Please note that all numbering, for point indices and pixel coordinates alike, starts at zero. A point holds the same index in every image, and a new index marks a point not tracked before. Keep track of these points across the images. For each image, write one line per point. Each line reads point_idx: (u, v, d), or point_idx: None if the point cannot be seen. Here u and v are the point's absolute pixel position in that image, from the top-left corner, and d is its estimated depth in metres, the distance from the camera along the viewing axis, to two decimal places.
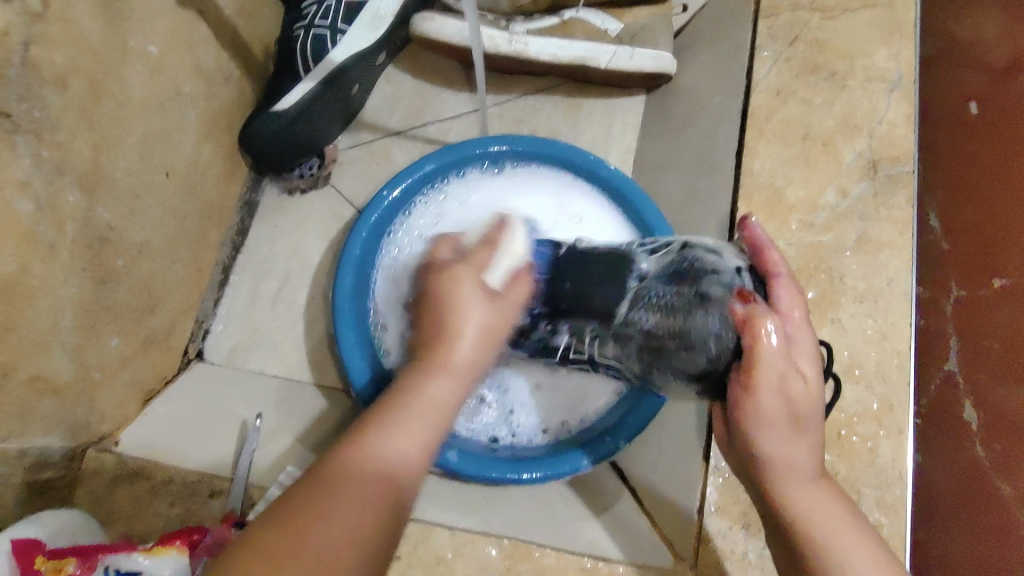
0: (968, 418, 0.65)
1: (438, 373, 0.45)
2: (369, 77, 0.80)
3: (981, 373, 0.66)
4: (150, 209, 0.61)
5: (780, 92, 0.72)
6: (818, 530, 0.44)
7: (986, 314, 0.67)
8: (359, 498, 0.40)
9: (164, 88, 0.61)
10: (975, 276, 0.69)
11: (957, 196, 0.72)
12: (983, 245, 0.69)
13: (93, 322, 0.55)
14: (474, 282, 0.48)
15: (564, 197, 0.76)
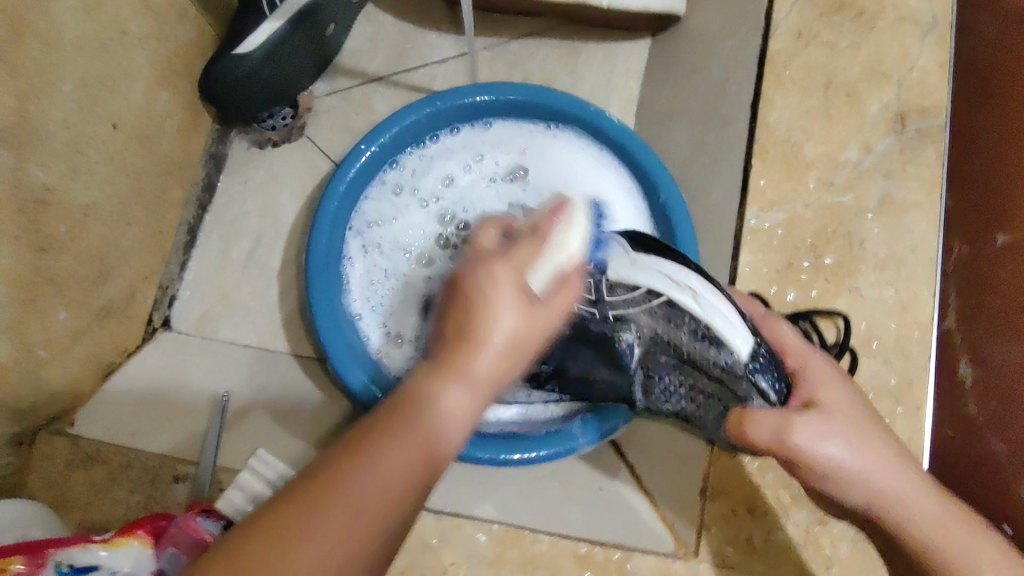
0: (962, 377, 0.56)
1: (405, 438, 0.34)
2: (346, 16, 0.72)
3: (982, 329, 0.55)
4: (95, 166, 0.55)
5: (800, 35, 0.65)
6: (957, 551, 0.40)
7: (992, 270, 0.55)
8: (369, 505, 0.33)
9: (105, 27, 0.54)
10: (982, 228, 0.57)
11: (970, 146, 0.60)
12: (998, 200, 0.56)
13: (34, 295, 0.50)
14: (514, 285, 0.37)
15: (540, 149, 0.70)
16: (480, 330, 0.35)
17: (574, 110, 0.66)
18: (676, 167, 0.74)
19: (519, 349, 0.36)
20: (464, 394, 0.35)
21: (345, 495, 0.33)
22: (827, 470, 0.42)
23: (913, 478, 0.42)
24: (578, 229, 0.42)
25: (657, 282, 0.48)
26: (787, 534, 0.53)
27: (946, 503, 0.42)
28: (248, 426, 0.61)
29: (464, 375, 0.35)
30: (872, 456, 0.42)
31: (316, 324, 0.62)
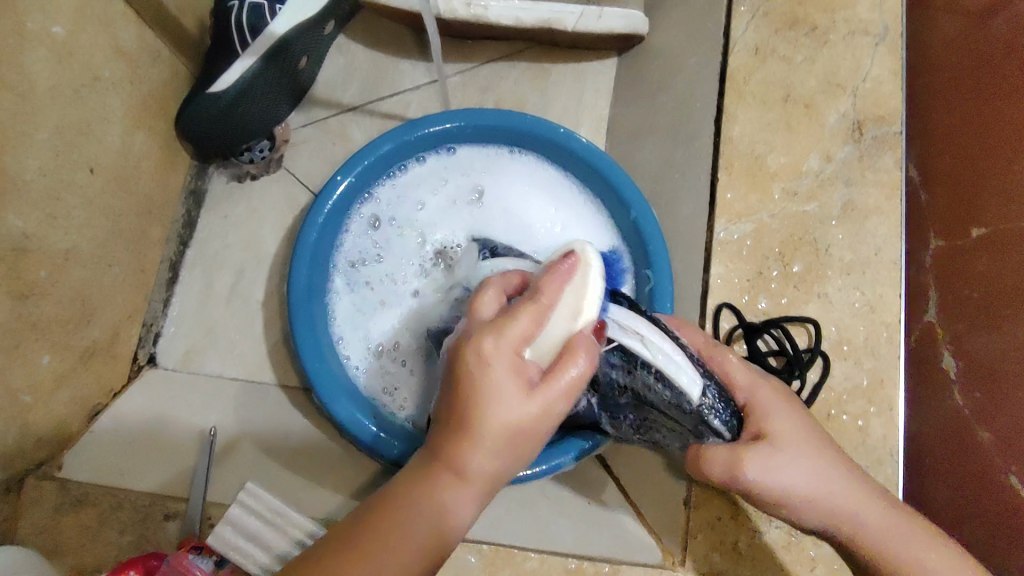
0: (946, 366, 0.59)
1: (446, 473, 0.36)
2: (319, 49, 0.73)
3: (962, 324, 0.58)
4: (74, 210, 0.56)
5: (758, 50, 0.67)
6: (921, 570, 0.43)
7: (967, 262, 0.59)
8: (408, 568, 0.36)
9: (78, 74, 0.55)
10: (955, 223, 0.61)
11: (936, 145, 0.65)
12: (961, 195, 0.61)
13: (17, 341, 0.51)
14: (522, 343, 0.37)
15: (494, 170, 0.73)
16: (477, 412, 0.35)
17: (544, 131, 0.68)
18: (647, 182, 0.75)
19: (514, 434, 0.36)
20: (508, 404, 0.35)
21: (438, 495, 0.36)
22: (776, 497, 0.45)
23: (860, 496, 0.45)
24: (590, 291, 0.41)
25: (603, 328, 0.45)
26: (770, 538, 0.54)
27: (884, 507, 0.44)
28: (237, 459, 0.62)
29: (452, 464, 0.36)
30: (828, 480, 0.45)
31: (300, 354, 0.62)
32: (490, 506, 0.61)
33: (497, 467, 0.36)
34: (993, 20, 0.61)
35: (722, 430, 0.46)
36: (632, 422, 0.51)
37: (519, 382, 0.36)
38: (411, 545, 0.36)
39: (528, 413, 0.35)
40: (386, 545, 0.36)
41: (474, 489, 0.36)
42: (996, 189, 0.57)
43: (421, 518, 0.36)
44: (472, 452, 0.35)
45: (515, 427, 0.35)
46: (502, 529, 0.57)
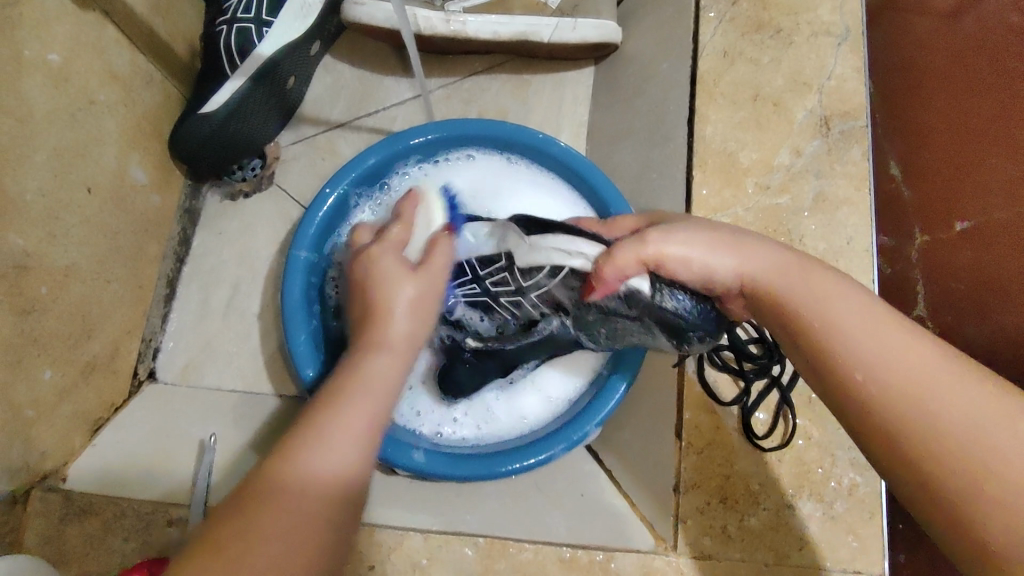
0: None
1: (357, 395, 0.44)
2: (306, 68, 0.77)
3: (950, 316, 0.61)
4: (73, 229, 0.58)
5: (726, 53, 0.70)
6: (811, 306, 0.41)
7: (949, 255, 0.63)
8: (305, 513, 0.39)
9: (74, 98, 0.57)
10: (936, 219, 0.64)
11: (916, 140, 0.67)
12: (944, 189, 0.64)
13: (20, 356, 0.52)
14: (394, 254, 0.53)
15: (462, 174, 0.74)
16: (383, 304, 0.50)
17: (526, 138, 0.71)
18: (627, 184, 0.78)
19: (418, 306, 0.51)
20: (400, 316, 0.50)
21: (296, 472, 0.40)
22: (706, 278, 0.45)
23: (801, 268, 0.43)
24: (482, 227, 0.49)
25: (553, 257, 0.49)
26: (757, 520, 0.56)
27: (835, 278, 0.42)
28: (237, 467, 0.63)
29: (385, 346, 0.48)
30: (748, 249, 0.45)
31: (296, 360, 0.64)
32: (487, 502, 0.62)
33: (409, 327, 0.50)
34: (963, 19, 0.68)
35: (689, 315, 0.45)
36: (606, 333, 0.52)
37: (415, 302, 0.51)
38: (266, 524, 0.38)
39: (409, 326, 0.50)
40: (278, 513, 0.39)
41: (371, 411, 0.44)
42: (978, 185, 0.62)
43: (289, 496, 0.39)
44: (307, 454, 0.41)
45: (409, 308, 0.50)
46: (498, 523, 0.58)
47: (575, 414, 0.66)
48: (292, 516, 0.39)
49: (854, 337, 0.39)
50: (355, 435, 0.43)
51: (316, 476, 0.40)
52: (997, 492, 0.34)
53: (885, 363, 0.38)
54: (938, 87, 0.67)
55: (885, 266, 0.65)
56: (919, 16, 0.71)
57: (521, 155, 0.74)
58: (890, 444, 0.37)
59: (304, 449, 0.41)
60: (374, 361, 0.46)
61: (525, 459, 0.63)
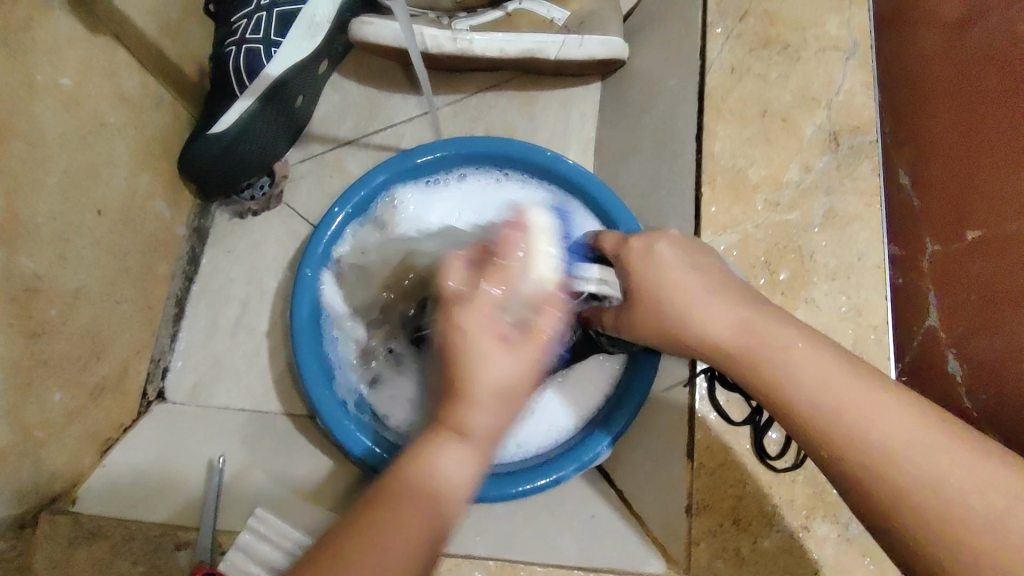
0: (952, 370, 0.60)
1: (454, 440, 0.37)
2: (313, 88, 0.78)
3: (963, 323, 0.59)
4: (83, 251, 0.58)
5: (734, 69, 0.70)
6: (767, 364, 0.41)
7: (961, 266, 0.61)
8: (411, 542, 0.35)
9: (85, 121, 0.57)
10: (950, 229, 0.63)
11: (928, 153, 0.66)
12: (952, 198, 0.63)
13: (30, 379, 0.52)
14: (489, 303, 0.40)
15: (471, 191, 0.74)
16: (466, 370, 0.38)
17: (533, 157, 0.71)
18: (635, 200, 0.78)
19: (511, 392, 0.38)
20: (484, 406, 0.38)
21: (425, 476, 0.36)
22: (677, 333, 0.46)
23: (771, 332, 0.42)
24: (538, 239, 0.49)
25: (573, 285, 0.54)
26: (771, 543, 0.55)
27: (805, 348, 0.40)
28: (246, 487, 0.63)
29: (475, 401, 0.38)
30: (700, 302, 0.45)
31: (304, 381, 0.64)
32: (497, 524, 0.62)
33: (495, 422, 0.38)
34: (971, 30, 0.64)
35: None
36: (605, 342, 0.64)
37: (513, 345, 0.39)
38: (384, 550, 0.34)
39: (514, 371, 0.39)
40: (403, 523, 0.35)
41: (477, 454, 0.38)
42: (985, 194, 0.60)
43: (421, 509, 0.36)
44: (439, 460, 0.37)
45: (506, 389, 0.38)
46: (508, 546, 0.58)
47: (586, 434, 0.67)
48: (413, 535, 0.35)
49: (803, 394, 0.39)
50: (471, 471, 0.37)
51: (441, 477, 0.36)
52: (976, 562, 0.33)
53: (854, 433, 0.37)
54: (948, 96, 0.65)
55: (897, 276, 0.66)
56: (930, 26, 0.69)
57: (529, 173, 0.74)
58: (868, 514, 0.37)
59: (437, 450, 0.37)
60: (445, 453, 0.37)
61: (534, 480, 0.63)
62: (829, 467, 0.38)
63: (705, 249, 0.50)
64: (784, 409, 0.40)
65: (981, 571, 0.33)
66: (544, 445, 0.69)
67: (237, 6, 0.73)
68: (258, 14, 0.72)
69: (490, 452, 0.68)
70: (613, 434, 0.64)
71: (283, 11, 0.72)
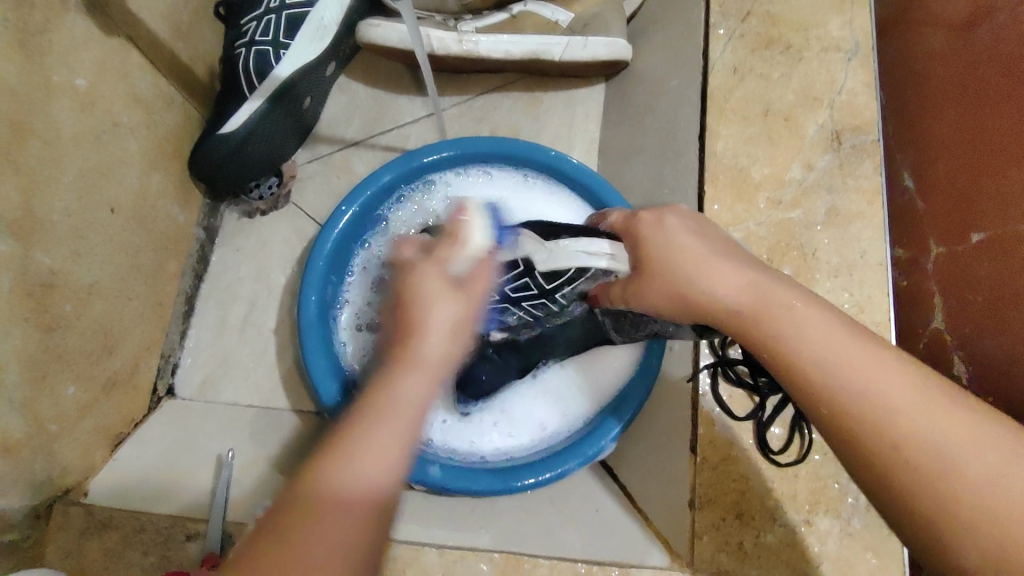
0: (959, 373, 0.60)
1: (406, 369, 0.38)
2: (322, 88, 0.79)
3: (969, 327, 0.60)
4: (96, 248, 0.59)
5: (736, 69, 0.71)
6: (774, 327, 0.41)
7: (967, 267, 0.61)
8: (343, 542, 0.34)
9: (99, 121, 0.58)
10: (953, 230, 0.63)
11: (931, 153, 0.67)
12: (958, 200, 0.63)
13: (44, 372, 0.53)
14: (436, 275, 0.44)
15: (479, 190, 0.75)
16: (415, 319, 0.41)
17: (538, 156, 0.72)
18: (639, 200, 0.79)
19: (457, 328, 0.41)
20: (436, 337, 0.40)
21: (342, 481, 0.35)
22: (690, 303, 0.45)
23: (779, 294, 0.42)
24: (478, 224, 0.51)
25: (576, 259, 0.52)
26: (774, 537, 0.55)
27: (812, 309, 0.41)
28: (254, 482, 0.64)
29: (415, 363, 0.39)
30: (712, 269, 0.45)
31: (312, 376, 0.65)
32: (502, 517, 0.62)
33: (444, 349, 0.40)
34: (976, 32, 0.64)
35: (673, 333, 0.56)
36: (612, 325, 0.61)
37: (455, 322, 0.41)
38: (313, 542, 0.33)
39: (456, 312, 0.42)
40: (324, 525, 0.34)
41: (429, 380, 0.39)
42: (995, 191, 0.59)
43: (336, 512, 0.34)
44: (347, 459, 0.35)
45: (451, 325, 0.41)
46: (512, 539, 0.58)
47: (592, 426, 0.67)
48: (343, 533, 0.34)
49: (813, 354, 0.39)
50: (425, 400, 0.38)
51: (360, 482, 0.35)
52: (967, 521, 0.33)
53: (857, 388, 0.37)
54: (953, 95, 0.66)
55: (902, 277, 0.68)
56: (931, 29, 0.70)
57: (536, 174, 0.75)
58: (864, 470, 0.36)
59: (346, 452, 0.35)
60: (402, 379, 0.38)
61: (539, 474, 0.63)
62: (830, 423, 0.38)
63: (712, 224, 0.50)
64: (792, 365, 0.40)
65: (985, 542, 0.32)
66: (551, 438, 0.70)
67: (247, 9, 0.74)
68: (267, 17, 0.72)
69: (496, 443, 0.69)
70: (620, 425, 0.65)
71: (291, 14, 0.72)
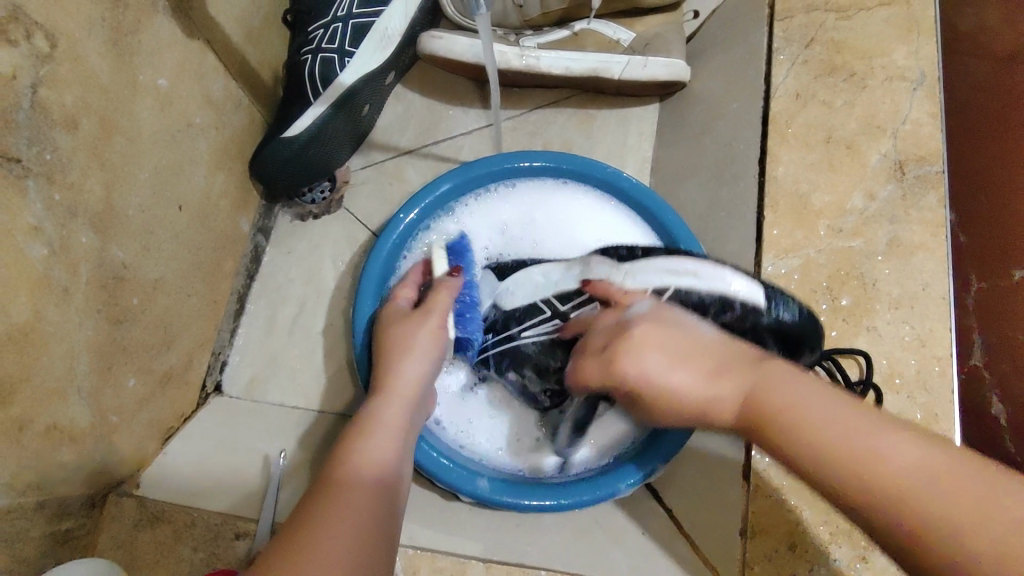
0: (995, 409, 0.64)
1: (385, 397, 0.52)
2: (380, 96, 0.80)
3: (1007, 366, 0.65)
4: (164, 244, 0.60)
5: (799, 95, 0.71)
6: (797, 415, 0.35)
7: (1012, 303, 0.65)
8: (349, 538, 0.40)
9: (175, 120, 0.60)
10: (993, 269, 0.67)
11: (970, 188, 0.69)
12: (1002, 238, 0.67)
13: (110, 363, 0.55)
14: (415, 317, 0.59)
15: (536, 202, 0.75)
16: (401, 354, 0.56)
17: (595, 173, 0.72)
18: (692, 221, 0.78)
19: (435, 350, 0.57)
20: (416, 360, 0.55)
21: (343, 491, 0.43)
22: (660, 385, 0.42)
23: (745, 358, 0.41)
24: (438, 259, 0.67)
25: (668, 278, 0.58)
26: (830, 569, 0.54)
27: (804, 379, 0.37)
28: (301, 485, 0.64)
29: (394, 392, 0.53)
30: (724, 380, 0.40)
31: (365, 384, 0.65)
32: (546, 534, 0.62)
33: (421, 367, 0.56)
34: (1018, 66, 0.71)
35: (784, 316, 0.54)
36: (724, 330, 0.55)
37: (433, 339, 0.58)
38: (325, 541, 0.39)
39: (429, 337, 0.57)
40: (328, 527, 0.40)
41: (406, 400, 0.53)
42: None
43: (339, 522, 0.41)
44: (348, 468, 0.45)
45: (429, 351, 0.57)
46: (557, 556, 0.58)
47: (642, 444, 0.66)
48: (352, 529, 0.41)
49: (852, 460, 0.33)
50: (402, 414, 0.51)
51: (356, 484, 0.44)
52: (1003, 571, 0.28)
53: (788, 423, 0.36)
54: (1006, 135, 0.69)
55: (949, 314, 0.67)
56: (976, 59, 0.73)
57: (589, 188, 0.75)
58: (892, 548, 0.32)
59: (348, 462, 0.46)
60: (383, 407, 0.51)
61: (584, 494, 0.63)
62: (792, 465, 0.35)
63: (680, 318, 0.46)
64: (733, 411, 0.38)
65: None
66: (602, 456, 0.68)
67: (315, 17, 0.76)
68: (334, 25, 0.74)
69: (541, 457, 0.68)
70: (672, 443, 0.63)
71: (357, 23, 0.74)
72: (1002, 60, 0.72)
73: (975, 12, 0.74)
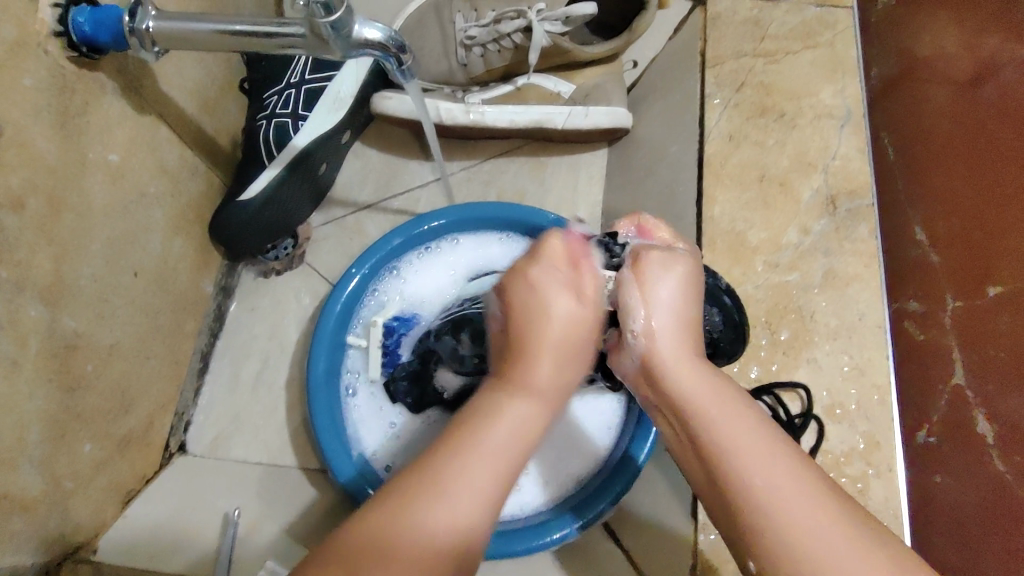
0: (981, 429, 0.55)
1: (519, 395, 0.42)
2: (337, 155, 0.83)
3: (992, 385, 0.55)
4: (119, 311, 0.62)
5: (732, 137, 0.74)
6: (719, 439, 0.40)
7: (987, 324, 0.56)
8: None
9: (128, 192, 0.63)
10: (971, 285, 0.59)
11: (947, 208, 0.63)
12: (975, 254, 0.59)
13: (64, 431, 0.56)
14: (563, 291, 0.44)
15: (484, 253, 0.78)
16: (528, 341, 0.43)
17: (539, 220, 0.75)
18: None
19: (569, 354, 0.43)
20: (544, 361, 0.43)
21: (420, 522, 0.37)
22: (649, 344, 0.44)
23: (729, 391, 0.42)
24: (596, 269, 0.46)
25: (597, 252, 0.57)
26: None
27: (746, 422, 0.41)
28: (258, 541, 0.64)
29: (527, 391, 0.42)
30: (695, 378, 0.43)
31: (320, 442, 0.66)
32: None
33: (555, 372, 0.43)
34: (984, 88, 0.62)
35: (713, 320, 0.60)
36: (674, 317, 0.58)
37: (563, 348, 0.43)
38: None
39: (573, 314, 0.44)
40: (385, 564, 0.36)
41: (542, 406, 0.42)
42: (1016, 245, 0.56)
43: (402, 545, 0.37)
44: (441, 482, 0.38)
45: (560, 350, 0.43)
46: None
47: (591, 489, 0.68)
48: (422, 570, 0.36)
49: (750, 483, 0.39)
50: (527, 418, 0.41)
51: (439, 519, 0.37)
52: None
53: (762, 495, 0.38)
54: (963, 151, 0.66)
55: (920, 334, 0.62)
56: (937, 85, 0.67)
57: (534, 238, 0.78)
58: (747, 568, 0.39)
59: (443, 470, 0.39)
60: (513, 405, 0.41)
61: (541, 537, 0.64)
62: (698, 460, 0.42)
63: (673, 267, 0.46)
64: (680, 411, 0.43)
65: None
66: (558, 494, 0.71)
67: (270, 83, 0.80)
68: (288, 91, 0.79)
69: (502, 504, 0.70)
70: (621, 483, 0.66)
71: (309, 88, 0.79)
72: (966, 83, 0.64)
73: (935, 38, 0.69)
